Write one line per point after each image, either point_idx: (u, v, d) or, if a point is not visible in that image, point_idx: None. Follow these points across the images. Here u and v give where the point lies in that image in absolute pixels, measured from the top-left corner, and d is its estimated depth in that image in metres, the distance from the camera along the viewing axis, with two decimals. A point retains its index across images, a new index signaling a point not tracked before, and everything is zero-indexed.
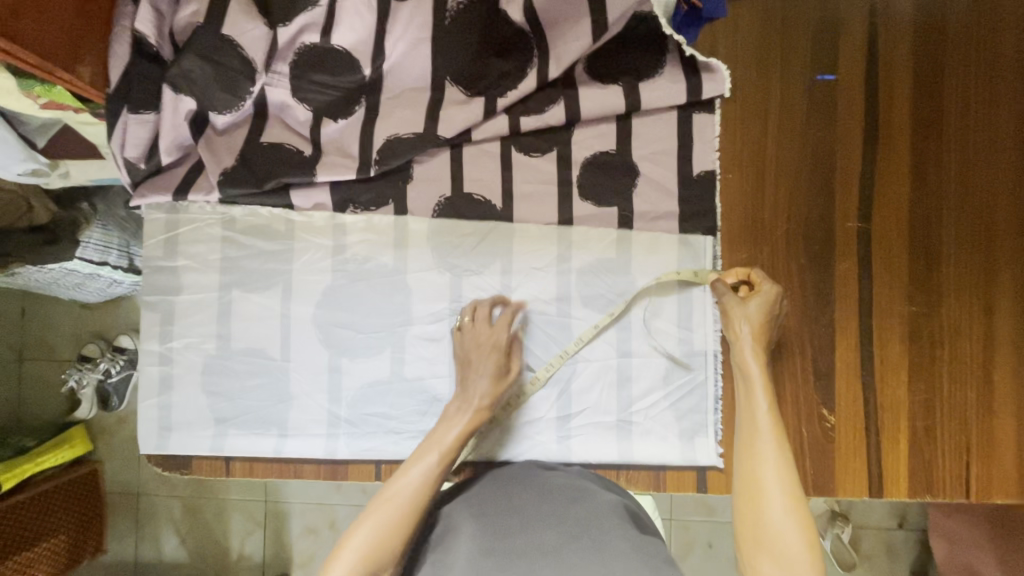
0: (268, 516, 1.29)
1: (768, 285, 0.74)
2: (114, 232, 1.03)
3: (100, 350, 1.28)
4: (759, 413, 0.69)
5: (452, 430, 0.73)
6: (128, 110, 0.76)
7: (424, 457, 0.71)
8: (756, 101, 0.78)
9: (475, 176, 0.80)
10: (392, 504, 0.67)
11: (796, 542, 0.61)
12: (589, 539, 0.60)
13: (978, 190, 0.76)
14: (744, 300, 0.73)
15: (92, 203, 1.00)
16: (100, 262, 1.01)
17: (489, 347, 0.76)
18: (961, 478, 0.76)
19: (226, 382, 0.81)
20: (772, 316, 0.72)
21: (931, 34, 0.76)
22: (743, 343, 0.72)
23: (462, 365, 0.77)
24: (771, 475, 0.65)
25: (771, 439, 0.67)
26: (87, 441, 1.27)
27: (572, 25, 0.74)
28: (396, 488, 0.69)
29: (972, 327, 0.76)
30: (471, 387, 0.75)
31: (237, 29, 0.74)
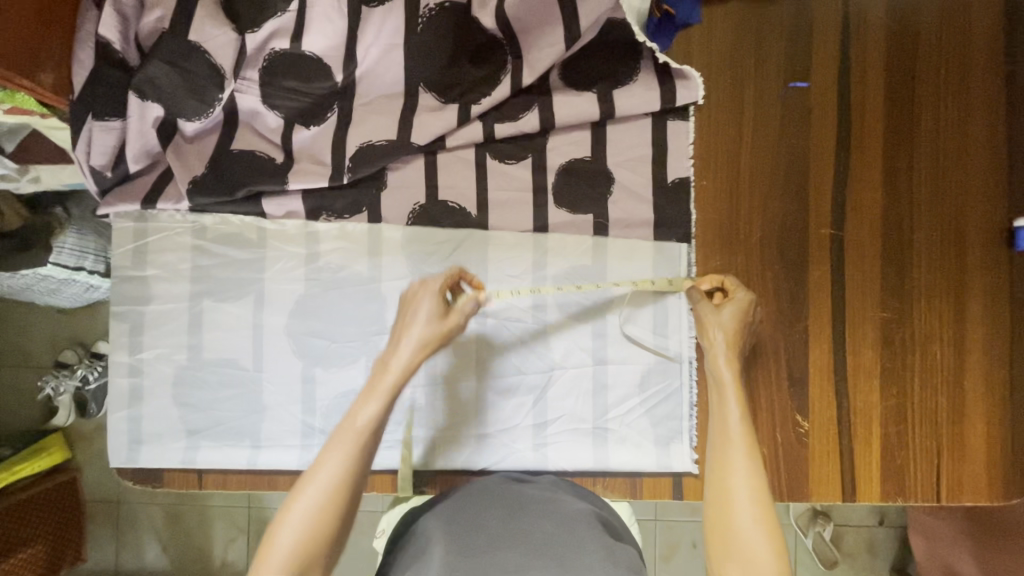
0: (251, 522, 1.28)
1: (742, 293, 0.74)
2: (90, 238, 1.01)
3: (77, 356, 1.25)
4: (731, 418, 0.69)
5: (391, 376, 0.67)
6: (92, 118, 0.74)
7: (365, 405, 0.65)
8: (730, 108, 0.78)
9: (450, 183, 0.79)
10: (333, 464, 0.60)
11: (763, 550, 0.60)
12: (555, 556, 0.58)
13: (948, 196, 0.77)
14: (718, 308, 0.74)
15: (66, 209, 0.98)
16: (75, 267, 0.99)
17: (424, 288, 0.72)
18: (933, 482, 0.77)
19: (198, 393, 0.80)
20: (746, 324, 0.73)
21: (902, 41, 0.77)
22: (717, 351, 0.72)
23: (400, 314, 0.72)
24: (741, 482, 0.65)
25: (741, 444, 0.67)
26: (65, 448, 1.25)
27: (546, 31, 0.74)
28: (334, 451, 0.61)
29: (942, 332, 0.77)
30: (407, 336, 0.69)
31: (203, 35, 0.73)
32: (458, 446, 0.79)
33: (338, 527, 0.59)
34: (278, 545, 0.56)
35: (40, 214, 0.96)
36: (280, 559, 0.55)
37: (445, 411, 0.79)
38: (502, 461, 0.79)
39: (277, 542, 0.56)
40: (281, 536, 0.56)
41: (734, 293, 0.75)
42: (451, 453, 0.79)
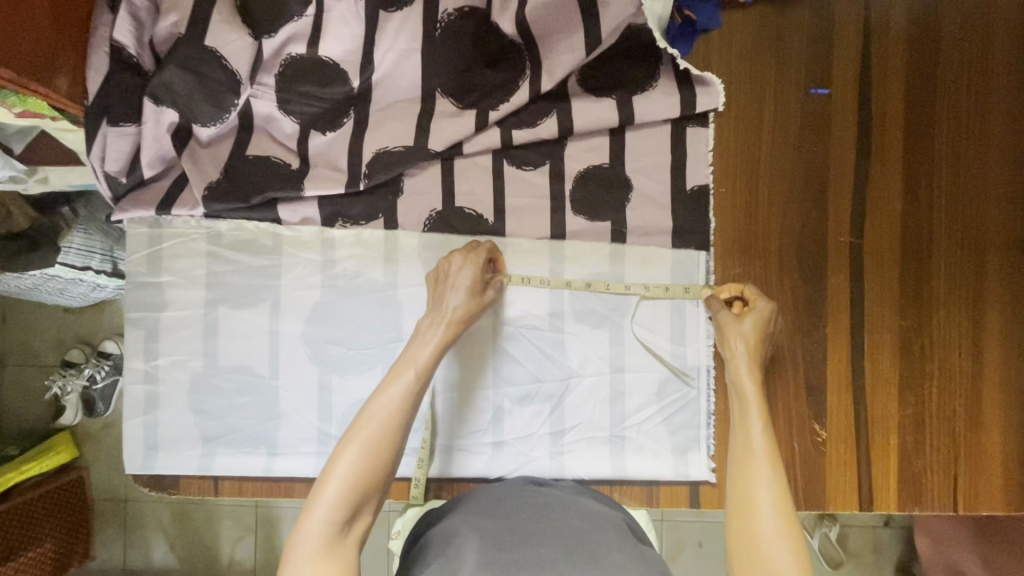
0: (258, 521, 1.28)
1: (763, 302, 0.74)
2: (96, 237, 0.99)
3: (84, 355, 1.25)
4: (753, 431, 0.69)
5: (426, 346, 0.71)
6: (107, 123, 0.74)
7: (400, 373, 0.69)
8: (749, 114, 0.77)
9: (467, 190, 0.78)
10: (373, 425, 0.66)
11: (785, 562, 0.61)
12: (586, 554, 0.59)
13: (968, 204, 0.76)
14: (739, 318, 0.73)
15: (74, 208, 0.96)
16: (83, 267, 0.97)
17: (466, 259, 0.74)
18: (950, 491, 0.77)
19: (214, 400, 0.80)
20: (767, 334, 0.73)
21: (923, 46, 0.76)
22: (737, 360, 0.72)
23: (436, 285, 0.75)
24: (765, 496, 0.65)
25: (764, 455, 0.68)
26: (73, 447, 1.25)
27: (565, 37, 0.73)
28: (374, 413, 0.67)
29: (960, 341, 0.76)
30: (441, 310, 0.73)
31: (220, 39, 0.72)
32: (474, 454, 0.79)
33: (377, 482, 0.65)
34: (327, 491, 0.62)
35: (48, 214, 0.94)
36: (326, 504, 0.62)
37: (462, 419, 0.79)
38: (518, 469, 0.79)
39: (326, 489, 0.63)
40: (329, 485, 0.63)
41: (755, 302, 0.74)
42: (467, 460, 0.79)
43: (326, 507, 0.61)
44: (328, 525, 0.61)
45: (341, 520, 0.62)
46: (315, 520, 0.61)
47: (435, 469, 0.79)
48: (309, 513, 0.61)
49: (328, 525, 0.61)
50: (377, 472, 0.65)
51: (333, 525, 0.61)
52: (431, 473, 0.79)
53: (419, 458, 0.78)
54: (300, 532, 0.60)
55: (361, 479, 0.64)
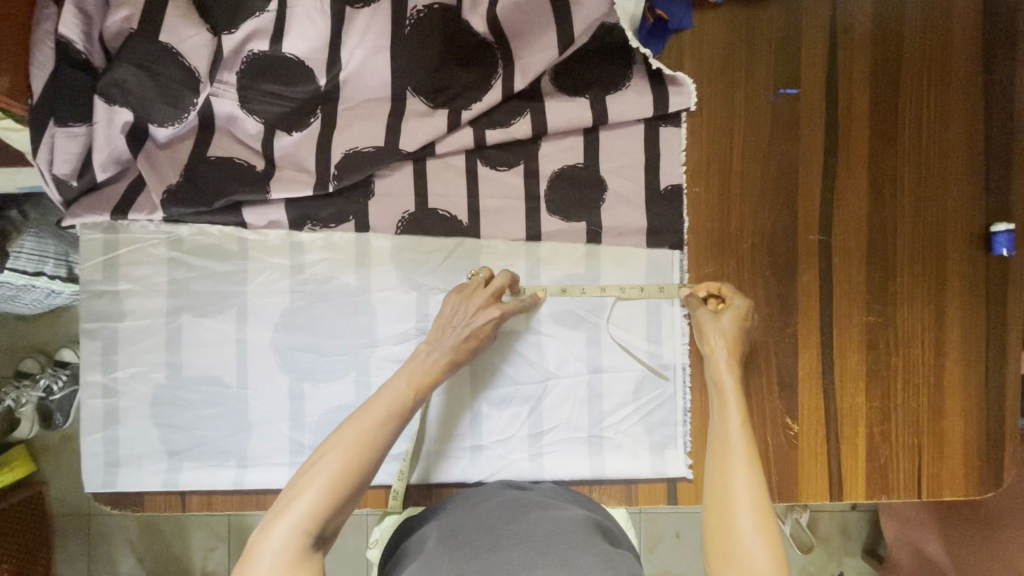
0: (232, 529, 1.24)
1: (740, 300, 0.74)
2: (50, 241, 0.94)
3: (39, 365, 1.19)
4: (732, 427, 0.70)
5: (427, 370, 0.70)
6: (55, 123, 0.69)
7: (395, 392, 0.68)
8: (721, 114, 0.78)
9: (440, 191, 0.77)
10: (355, 435, 0.64)
11: (762, 555, 0.60)
12: (556, 556, 0.58)
13: (929, 202, 0.79)
14: (717, 315, 0.74)
15: (24, 211, 0.93)
16: (35, 274, 0.90)
17: (478, 302, 0.71)
18: (914, 479, 0.79)
19: (179, 414, 0.76)
20: (745, 329, 0.73)
21: (887, 49, 0.78)
22: (719, 359, 0.72)
23: (445, 316, 0.72)
24: (743, 491, 0.65)
25: (741, 449, 0.68)
26: (30, 462, 1.19)
27: (537, 35, 0.72)
28: (357, 422, 0.65)
29: (924, 335, 0.79)
30: (442, 339, 0.71)
31: (176, 36, 0.69)
32: (453, 459, 0.78)
33: (353, 492, 0.62)
34: (300, 500, 0.60)
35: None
36: (299, 512, 0.59)
37: (442, 425, 0.78)
38: (499, 472, 0.78)
39: (299, 498, 0.60)
40: (303, 494, 0.60)
41: (732, 300, 0.75)
42: (447, 467, 0.78)
43: (297, 514, 0.59)
44: (298, 534, 0.58)
45: (313, 531, 0.59)
46: (284, 528, 0.58)
47: (415, 476, 0.77)
48: (278, 521, 0.58)
49: (299, 535, 0.58)
50: (354, 482, 0.62)
51: (303, 535, 0.58)
52: (412, 481, 0.77)
53: (400, 467, 0.76)
54: (266, 541, 0.57)
55: (338, 488, 0.61)
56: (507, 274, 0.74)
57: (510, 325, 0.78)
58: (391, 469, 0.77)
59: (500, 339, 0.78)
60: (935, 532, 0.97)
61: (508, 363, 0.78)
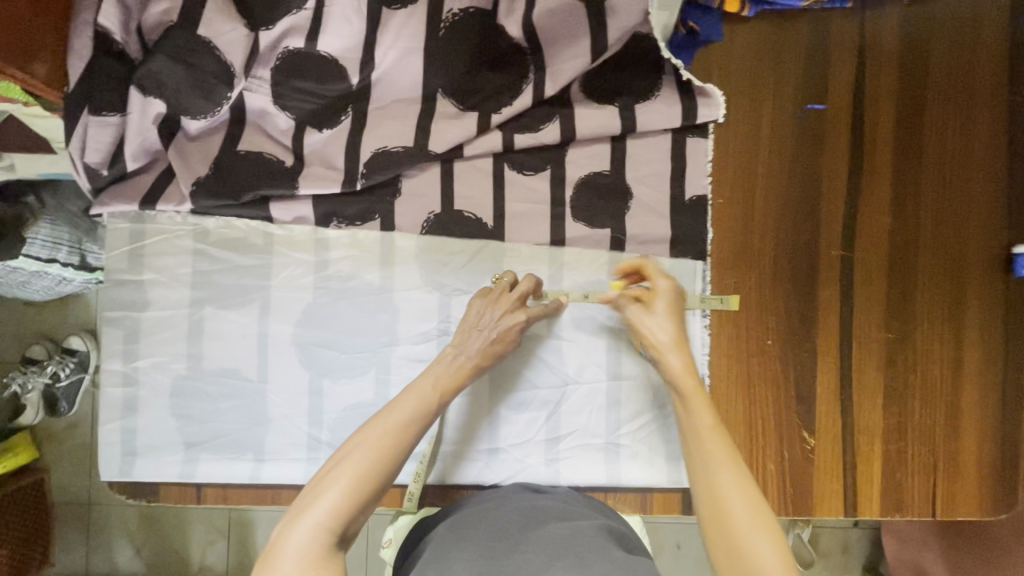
0: (231, 525, 1.23)
1: (664, 281, 0.74)
2: (64, 228, 0.93)
3: (47, 352, 1.18)
4: (702, 422, 0.67)
5: (450, 371, 0.70)
6: (89, 111, 0.70)
7: (421, 390, 0.68)
8: (748, 127, 0.78)
9: (467, 193, 0.77)
10: (380, 434, 0.65)
11: (769, 555, 0.56)
12: (574, 558, 0.57)
13: (951, 222, 0.79)
14: (652, 307, 0.73)
15: (40, 197, 0.91)
16: (48, 260, 0.91)
17: (503, 304, 0.72)
18: (928, 498, 0.79)
19: (197, 405, 0.76)
20: (680, 311, 0.73)
21: (914, 68, 0.78)
22: (665, 349, 0.71)
23: (472, 317, 0.72)
24: (740, 501, 0.61)
25: (721, 453, 0.65)
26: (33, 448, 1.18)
27: (571, 43, 0.73)
28: (382, 421, 0.66)
29: (942, 354, 0.79)
30: (468, 342, 0.72)
31: (214, 30, 0.69)
32: (469, 462, 0.78)
33: (376, 491, 0.63)
34: (323, 499, 0.60)
35: (12, 204, 0.88)
36: (324, 510, 0.59)
37: (460, 427, 0.78)
38: (515, 476, 0.78)
39: (322, 497, 0.60)
40: (327, 492, 0.60)
41: (655, 281, 0.73)
42: (463, 468, 0.78)
43: (322, 512, 0.59)
44: (322, 533, 0.58)
45: (335, 530, 0.59)
46: (307, 526, 0.58)
47: (433, 476, 0.78)
48: (301, 519, 0.59)
49: (322, 533, 0.58)
50: (377, 482, 0.63)
51: (326, 533, 0.58)
52: (427, 483, 0.77)
53: (417, 469, 0.76)
54: (289, 538, 0.57)
55: (363, 487, 0.61)
56: (532, 279, 0.74)
57: (532, 330, 0.78)
58: (407, 470, 0.77)
59: (523, 345, 0.78)
60: (939, 552, 0.98)
61: (529, 367, 0.78)
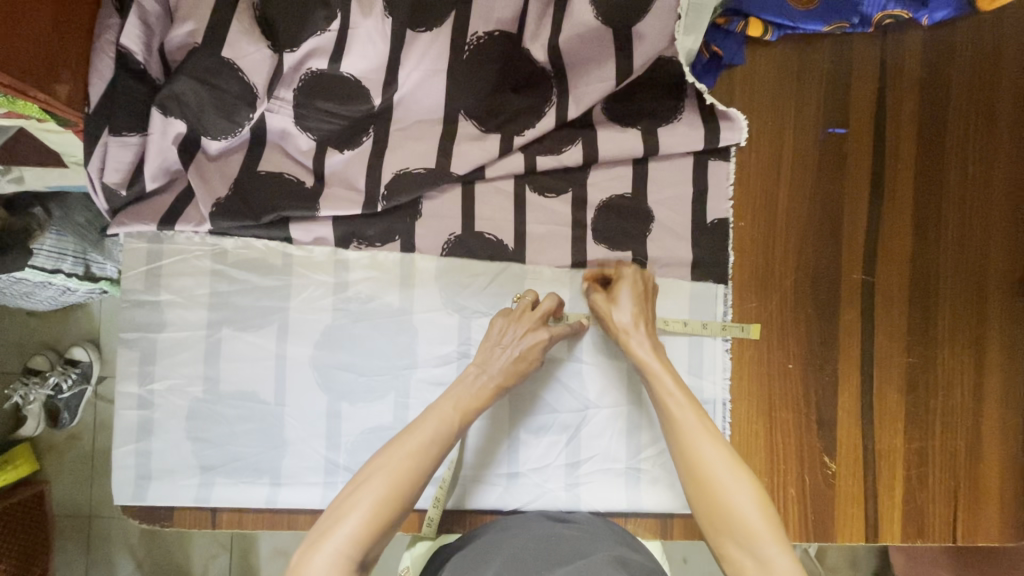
0: (234, 540, 1.20)
1: (627, 268, 0.75)
2: (70, 239, 0.91)
3: (50, 362, 1.16)
4: (674, 394, 0.70)
5: (472, 394, 0.70)
6: (109, 131, 0.69)
7: (442, 413, 0.68)
8: (770, 151, 0.78)
9: (488, 215, 0.77)
10: (401, 459, 0.64)
11: (750, 507, 0.64)
12: None
13: (973, 247, 0.79)
14: (615, 295, 0.74)
15: (46, 208, 0.88)
16: (53, 271, 0.88)
17: (530, 324, 0.72)
18: (950, 523, 0.79)
19: (213, 427, 0.75)
20: (644, 296, 0.74)
21: (936, 93, 0.78)
22: (631, 336, 0.73)
23: (495, 335, 0.72)
24: (712, 454, 0.67)
25: (691, 415, 0.69)
26: (32, 461, 1.16)
27: (596, 67, 0.73)
28: (402, 447, 0.65)
29: (964, 379, 0.79)
30: (491, 360, 0.71)
31: (237, 51, 0.68)
32: (488, 486, 0.77)
33: (396, 517, 0.62)
34: (343, 524, 0.59)
35: (17, 215, 0.85)
36: (343, 536, 0.59)
37: (480, 451, 0.77)
38: (535, 502, 0.77)
39: (342, 522, 0.59)
40: (346, 518, 0.60)
41: (621, 271, 0.75)
42: (481, 492, 0.77)
43: (342, 537, 0.58)
44: (343, 561, 0.58)
45: (356, 557, 0.58)
46: (327, 553, 0.58)
47: (452, 502, 0.76)
48: (321, 545, 0.58)
49: (343, 561, 0.57)
50: (398, 507, 0.62)
51: (346, 561, 0.58)
52: (446, 508, 0.76)
53: (436, 493, 0.75)
54: (310, 565, 0.57)
55: (382, 513, 0.61)
56: (554, 298, 0.74)
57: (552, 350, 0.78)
58: (426, 494, 0.76)
59: (544, 368, 0.78)
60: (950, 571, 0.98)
61: (547, 389, 0.78)
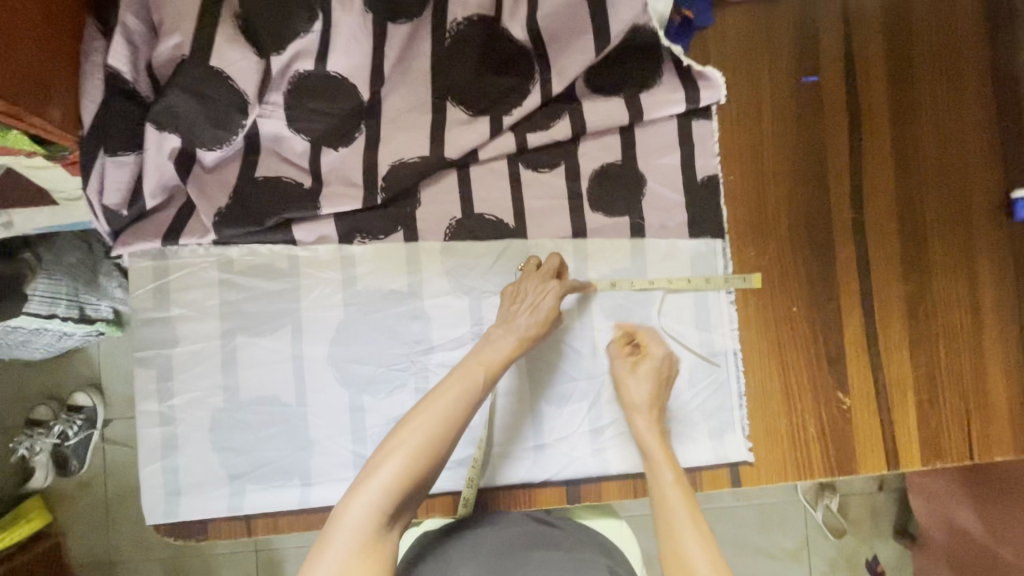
0: (260, 569, 1.18)
1: (658, 348, 0.78)
2: (63, 282, 0.90)
3: (53, 412, 1.14)
4: (666, 484, 0.71)
5: (499, 352, 0.70)
6: (105, 153, 0.70)
7: (470, 371, 0.68)
8: (749, 105, 0.81)
9: (486, 196, 0.78)
10: (432, 418, 0.65)
11: None
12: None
13: (952, 174, 0.82)
14: (636, 370, 0.76)
15: (37, 252, 0.87)
16: (48, 316, 0.88)
17: (546, 284, 0.74)
18: (966, 442, 0.81)
19: (239, 436, 0.75)
20: (662, 381, 0.77)
21: (899, 32, 0.82)
22: (637, 413, 0.75)
23: (513, 299, 0.73)
24: (696, 545, 0.66)
25: (682, 504, 0.70)
26: (46, 514, 1.13)
27: (574, 41, 0.75)
28: (432, 407, 0.66)
29: (961, 301, 0.82)
30: (516, 319, 0.72)
31: (224, 59, 0.69)
32: (517, 460, 0.78)
33: (429, 471, 0.64)
34: (377, 477, 0.61)
35: (7, 259, 0.84)
36: (377, 488, 0.61)
37: (505, 427, 0.78)
38: (565, 471, 0.78)
39: (376, 474, 0.61)
40: (380, 470, 0.62)
41: (650, 347, 0.78)
42: (510, 467, 0.77)
43: (375, 491, 0.60)
44: (375, 513, 0.60)
45: (388, 510, 0.60)
46: (362, 504, 0.60)
47: (484, 480, 0.77)
48: (356, 497, 0.60)
49: (375, 513, 0.60)
50: (430, 461, 0.64)
51: (378, 513, 0.60)
52: (479, 486, 0.77)
53: (469, 473, 0.75)
54: (346, 513, 0.60)
55: (415, 467, 0.62)
56: (558, 258, 0.77)
57: (564, 304, 0.79)
58: (456, 475, 0.77)
59: (556, 333, 0.79)
60: (970, 502, 1.00)
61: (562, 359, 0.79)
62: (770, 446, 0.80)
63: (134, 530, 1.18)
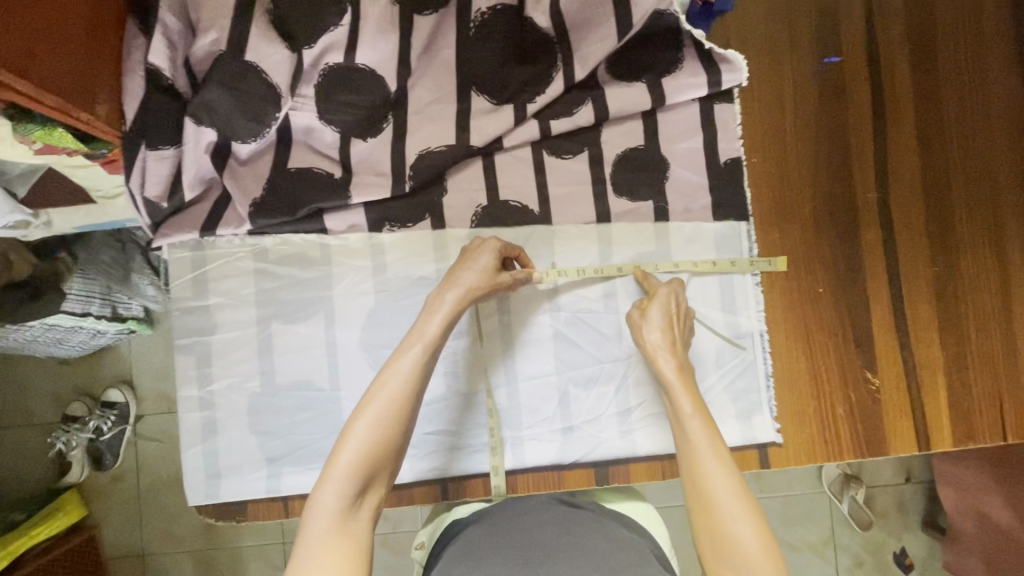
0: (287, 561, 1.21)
1: (663, 288, 0.76)
2: (97, 281, 0.93)
3: (87, 408, 1.18)
4: (693, 429, 0.69)
5: (438, 314, 0.70)
6: (146, 147, 0.73)
7: (410, 344, 0.68)
8: (771, 88, 0.81)
9: (511, 183, 0.80)
10: (381, 399, 0.65)
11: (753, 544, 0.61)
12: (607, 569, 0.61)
13: (978, 152, 0.82)
14: (646, 313, 0.75)
15: (73, 252, 0.91)
16: (83, 314, 0.91)
17: (487, 244, 0.73)
18: (999, 422, 0.81)
19: (273, 419, 0.78)
20: (676, 321, 0.75)
21: (921, 11, 0.82)
22: (658, 357, 0.73)
23: (460, 259, 0.74)
24: (720, 483, 0.65)
25: (709, 450, 0.67)
26: (82, 508, 1.17)
27: (595, 28, 0.77)
28: (382, 390, 0.65)
29: (990, 280, 0.81)
30: (461, 279, 0.71)
31: (259, 54, 0.73)
32: (545, 443, 0.79)
33: (388, 454, 0.64)
34: (337, 466, 0.62)
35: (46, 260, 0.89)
36: (336, 478, 0.61)
37: (530, 410, 0.79)
38: (593, 452, 0.79)
39: (336, 464, 0.62)
40: (339, 459, 0.62)
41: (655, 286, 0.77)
42: (538, 450, 0.79)
43: (336, 481, 0.61)
44: (339, 502, 0.61)
45: (352, 495, 0.61)
46: (326, 495, 0.61)
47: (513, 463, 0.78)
48: (320, 488, 0.61)
49: (338, 501, 0.60)
50: (388, 445, 0.64)
51: (342, 500, 0.61)
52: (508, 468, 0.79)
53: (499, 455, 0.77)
54: (315, 504, 0.60)
55: (371, 454, 0.63)
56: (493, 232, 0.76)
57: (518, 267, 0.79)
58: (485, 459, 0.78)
59: (566, 312, 0.80)
60: (999, 490, 0.99)
61: (555, 337, 0.80)
62: (799, 427, 0.80)
63: (166, 525, 1.21)
